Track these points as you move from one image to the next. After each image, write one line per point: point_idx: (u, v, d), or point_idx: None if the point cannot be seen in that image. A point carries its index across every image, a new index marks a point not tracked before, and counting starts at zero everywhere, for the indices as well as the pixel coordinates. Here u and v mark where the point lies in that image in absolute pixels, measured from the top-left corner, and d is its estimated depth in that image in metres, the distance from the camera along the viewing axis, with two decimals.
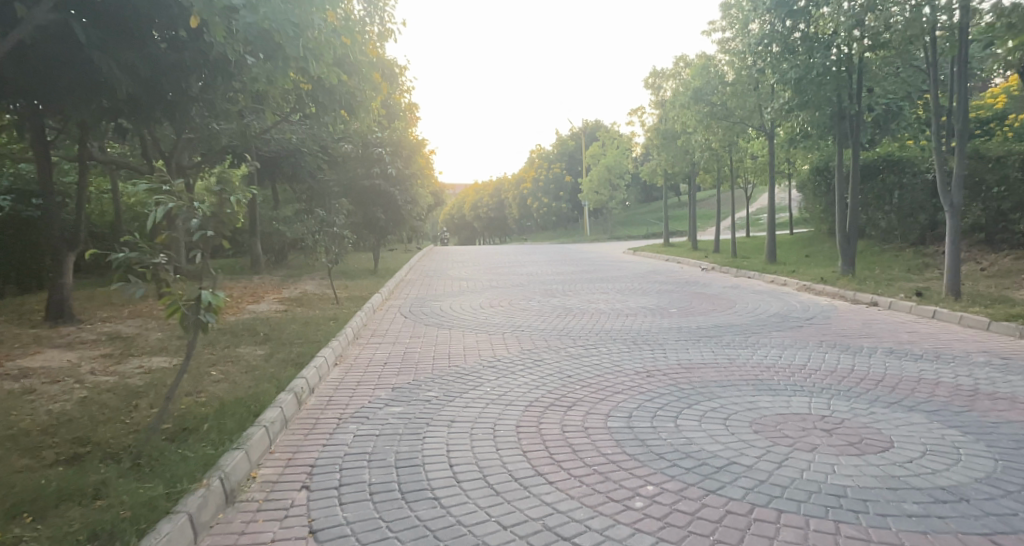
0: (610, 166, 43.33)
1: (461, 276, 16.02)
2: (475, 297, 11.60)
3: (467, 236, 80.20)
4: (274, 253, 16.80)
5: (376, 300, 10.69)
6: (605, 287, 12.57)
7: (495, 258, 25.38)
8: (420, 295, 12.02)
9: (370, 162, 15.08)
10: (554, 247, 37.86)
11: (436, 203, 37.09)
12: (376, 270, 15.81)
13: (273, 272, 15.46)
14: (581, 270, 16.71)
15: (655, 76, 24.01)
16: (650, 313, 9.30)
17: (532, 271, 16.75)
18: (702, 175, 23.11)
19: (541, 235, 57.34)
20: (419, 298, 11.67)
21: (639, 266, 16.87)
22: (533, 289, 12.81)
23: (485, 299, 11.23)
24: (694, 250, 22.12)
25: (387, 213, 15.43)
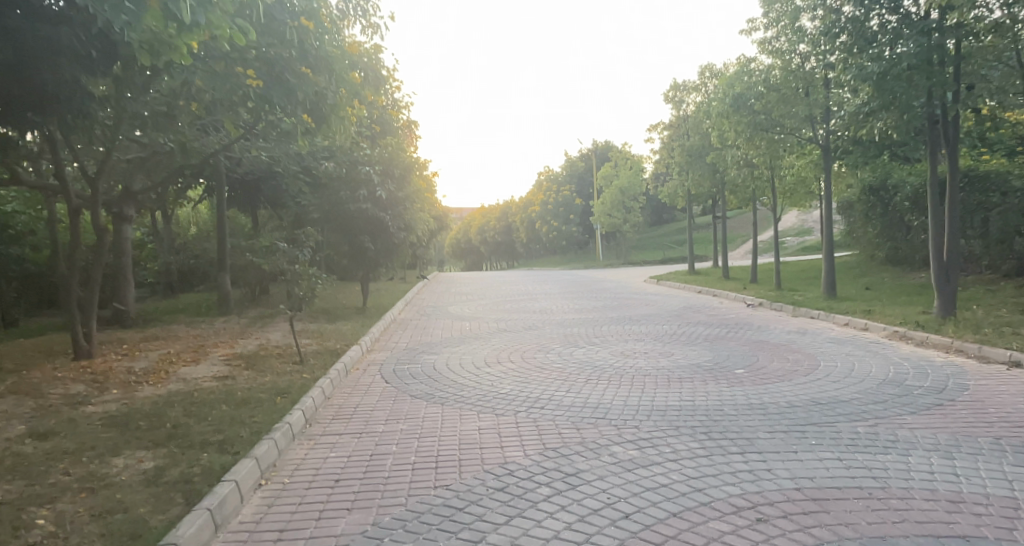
0: (622, 189, 41.45)
1: (462, 314, 13.83)
2: (479, 348, 9.35)
3: (474, 261, 78.34)
4: (249, 289, 14.64)
5: (352, 355, 8.43)
6: (639, 333, 10.25)
7: (504, 289, 23.15)
8: (410, 345, 9.79)
9: (356, 181, 12.92)
10: (565, 274, 35.65)
11: (439, 228, 35.11)
12: (364, 308, 13.59)
13: (244, 312, 13.27)
14: (600, 306, 14.44)
15: (676, 89, 21.96)
16: (710, 378, 6.99)
17: (546, 308, 14.46)
18: (732, 195, 20.94)
19: (550, 260, 55.19)
20: (408, 349, 9.39)
21: (669, 302, 14.54)
22: (550, 334, 10.52)
23: (490, 352, 8.95)
24: (725, 279, 19.84)
25: (376, 241, 13.27)
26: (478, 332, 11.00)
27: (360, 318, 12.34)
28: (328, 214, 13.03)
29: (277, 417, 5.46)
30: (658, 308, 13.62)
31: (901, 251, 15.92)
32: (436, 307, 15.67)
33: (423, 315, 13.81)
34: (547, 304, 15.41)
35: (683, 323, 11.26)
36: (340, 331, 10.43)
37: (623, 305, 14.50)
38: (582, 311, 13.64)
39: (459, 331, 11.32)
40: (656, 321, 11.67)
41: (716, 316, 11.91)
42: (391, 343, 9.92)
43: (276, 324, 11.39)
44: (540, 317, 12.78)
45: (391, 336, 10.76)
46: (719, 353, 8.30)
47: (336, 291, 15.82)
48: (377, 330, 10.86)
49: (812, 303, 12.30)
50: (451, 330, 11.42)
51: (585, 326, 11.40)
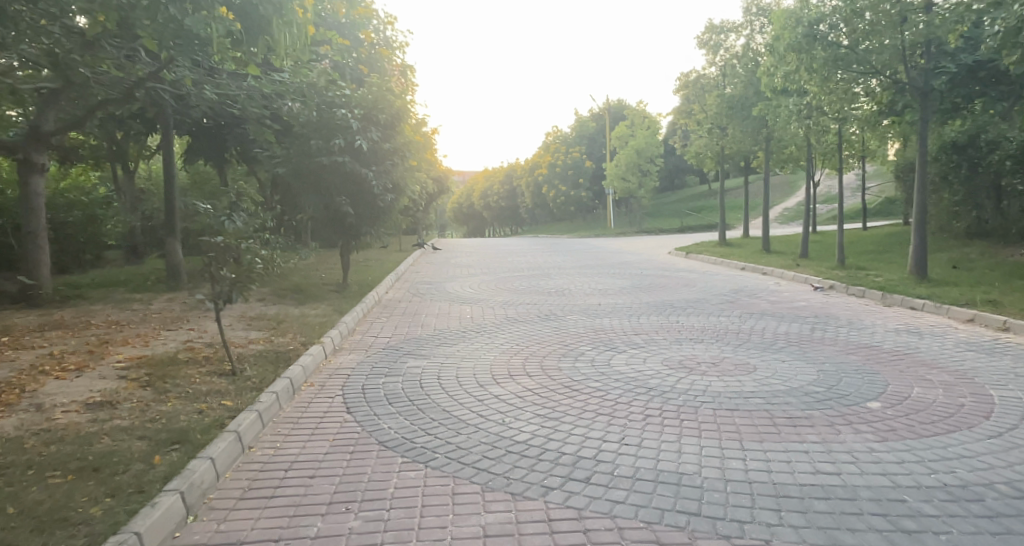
0: (638, 150, 39.01)
1: (464, 295, 11.49)
2: (483, 350, 6.94)
3: (478, 227, 76.01)
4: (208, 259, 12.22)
5: (318, 352, 6.02)
6: (694, 329, 7.87)
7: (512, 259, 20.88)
8: (394, 340, 7.46)
9: (330, 129, 10.38)
10: (575, 242, 33.35)
11: (439, 191, 32.64)
12: (345, 285, 11.25)
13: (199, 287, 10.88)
14: (631, 287, 12.05)
15: (712, 31, 19.88)
16: (835, 417, 4.57)
17: (565, 288, 12.16)
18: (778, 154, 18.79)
19: (558, 227, 52.82)
20: (389, 347, 7.01)
21: (715, 283, 12.09)
22: (577, 327, 8.17)
23: (496, 358, 6.53)
24: (764, 253, 17.47)
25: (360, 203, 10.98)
26: (483, 324, 8.64)
27: (338, 297, 10.03)
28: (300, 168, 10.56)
29: (121, 513, 3.07)
30: (704, 291, 11.16)
31: (988, 222, 14.23)
32: (432, 286, 13.37)
33: (417, 296, 11.52)
34: (563, 284, 13.09)
35: (747, 315, 8.80)
36: (308, 319, 7.82)
37: (659, 286, 12.07)
38: (608, 293, 11.26)
39: (457, 321, 8.97)
40: (710, 311, 9.21)
41: (783, 306, 9.47)
42: (369, 337, 7.57)
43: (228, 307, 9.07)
44: (560, 301, 10.48)
45: (370, 325, 8.40)
46: (821, 369, 5.89)
47: (316, 263, 13.46)
48: (355, 316, 8.50)
49: (901, 288, 9.87)
50: (450, 319, 9.09)
51: (617, 317, 9.00)
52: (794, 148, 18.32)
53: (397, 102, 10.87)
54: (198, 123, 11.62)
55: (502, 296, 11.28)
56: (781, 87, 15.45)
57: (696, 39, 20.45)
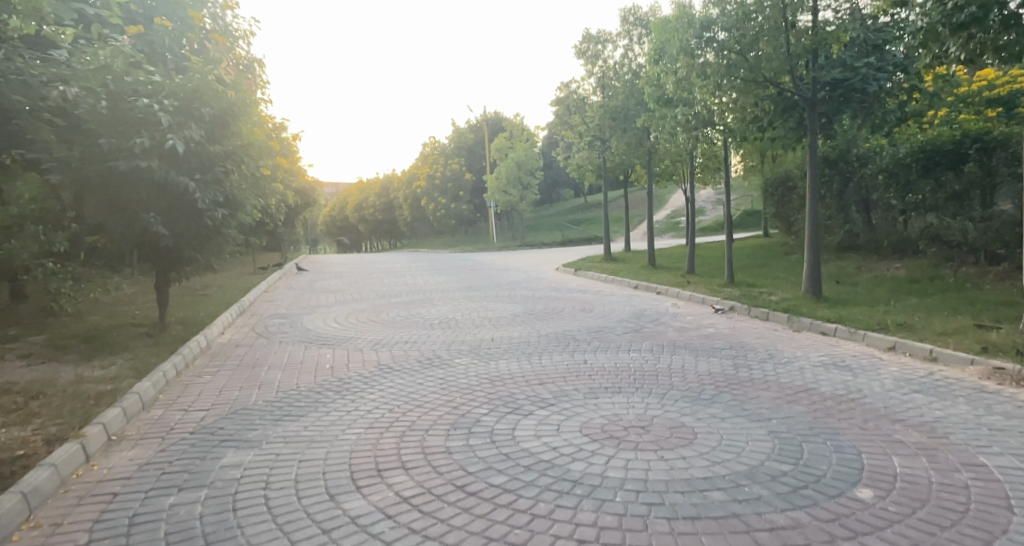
0: (520, 162, 38.57)
1: (327, 340, 9.66)
2: (339, 443, 5.18)
3: (352, 242, 72.75)
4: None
5: (74, 451, 4.68)
6: (606, 381, 6.59)
7: (389, 280, 19.10)
8: (215, 431, 5.53)
9: (134, 125, 8.90)
10: (458, 257, 32.03)
11: (305, 204, 30.05)
12: (173, 345, 9.03)
13: None
14: (522, 321, 10.73)
15: (589, 41, 19.30)
16: (830, 523, 3.33)
17: (454, 323, 10.80)
18: (661, 166, 18.50)
19: (438, 241, 51.31)
20: (211, 450, 5.11)
21: (612, 312, 11.10)
22: (471, 387, 6.65)
23: (355, 458, 4.81)
24: (652, 271, 16.99)
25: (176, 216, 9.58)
26: (331, 391, 6.77)
27: (159, 364, 7.86)
28: (96, 175, 8.94)
29: None
30: (601, 324, 10.05)
31: (858, 236, 14.09)
32: (281, 324, 11.21)
33: (257, 345, 9.42)
34: (439, 318, 11.40)
35: (660, 354, 7.78)
36: (77, 402, 6.02)
37: (553, 318, 10.85)
38: (495, 332, 9.79)
39: (306, 384, 7.14)
40: (617, 351, 8.09)
41: (693, 339, 8.52)
42: (183, 427, 5.67)
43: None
44: (452, 342, 9.14)
45: (185, 402, 6.44)
46: (771, 432, 4.77)
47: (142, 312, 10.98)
48: (149, 385, 6.64)
49: (807, 308, 9.22)
50: (293, 382, 7.26)
51: (509, 368, 7.55)
52: (678, 161, 18.01)
53: (220, 95, 9.50)
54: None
55: (357, 343, 9.39)
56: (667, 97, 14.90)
57: (574, 48, 19.71)
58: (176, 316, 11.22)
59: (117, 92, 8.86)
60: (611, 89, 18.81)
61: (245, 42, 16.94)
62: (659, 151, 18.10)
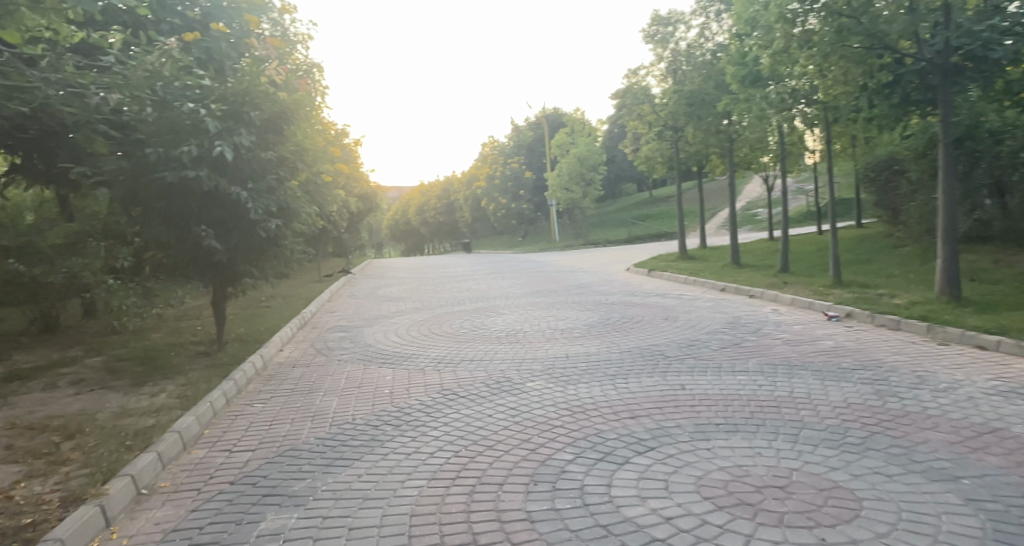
0: (582, 157, 37.66)
1: (389, 360, 8.86)
2: (397, 508, 4.23)
3: (415, 245, 73.45)
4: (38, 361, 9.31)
5: (93, 513, 4.15)
6: (717, 416, 5.46)
7: (455, 285, 18.41)
8: (258, 490, 4.72)
9: (183, 131, 8.35)
10: (522, 258, 31.26)
11: (368, 208, 29.95)
12: (227, 367, 8.43)
13: (21, 384, 7.88)
14: (601, 334, 9.63)
15: (659, 23, 18.00)
16: None
17: (526, 335, 9.86)
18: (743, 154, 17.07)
19: (501, 241, 50.74)
20: (252, 512, 4.33)
21: (703, 321, 9.84)
22: (555, 425, 5.65)
23: (415, 534, 3.86)
24: (738, 270, 15.61)
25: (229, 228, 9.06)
26: (389, 431, 5.86)
27: (210, 390, 7.25)
28: (146, 187, 8.41)
29: None
30: (694, 337, 8.83)
31: (992, 223, 12.47)
32: (338, 341, 10.44)
33: (315, 367, 8.68)
34: (506, 332, 10.39)
35: (775, 377, 6.56)
36: (111, 444, 5.45)
37: (638, 330, 9.70)
38: (571, 348, 8.75)
39: (363, 419, 6.28)
40: (719, 373, 6.91)
41: (811, 357, 7.24)
42: (222, 482, 4.90)
43: (34, 423, 6.22)
44: (527, 360, 8.16)
45: (230, 445, 5.71)
46: (970, 501, 3.55)
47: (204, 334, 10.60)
48: (191, 421, 6.01)
49: (948, 314, 7.76)
50: (347, 415, 6.44)
51: (595, 396, 6.49)
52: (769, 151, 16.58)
53: (271, 99, 8.89)
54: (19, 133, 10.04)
55: (415, 365, 8.44)
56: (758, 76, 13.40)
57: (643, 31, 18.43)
58: (236, 332, 10.73)
59: (167, 98, 8.38)
60: (685, 74, 17.50)
61: (303, 46, 16.51)
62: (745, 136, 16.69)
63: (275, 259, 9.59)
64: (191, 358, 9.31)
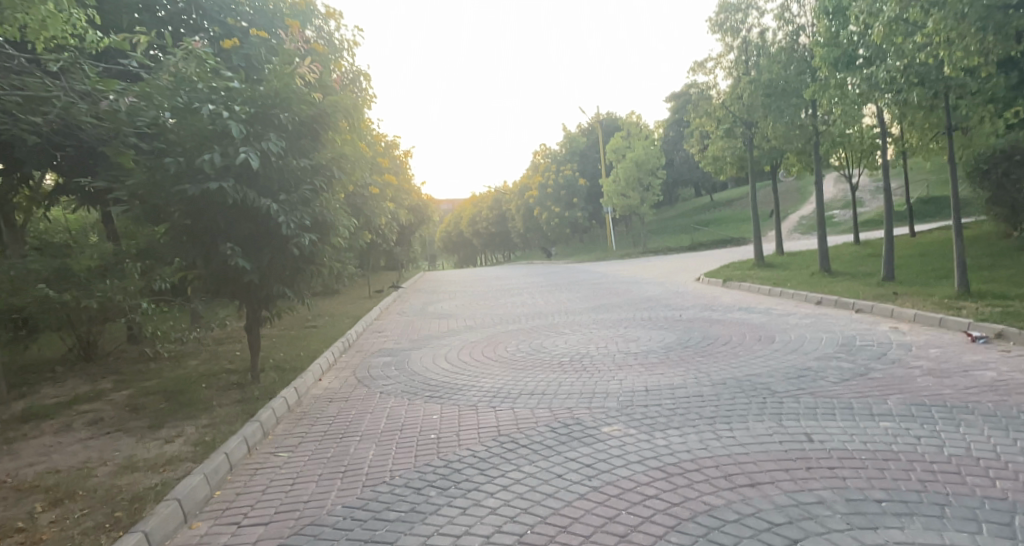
0: (639, 162, 36.03)
1: (439, 393, 7.70)
2: None
3: (467, 256, 72.98)
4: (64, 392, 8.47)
5: None
6: (878, 492, 4.03)
7: (511, 300, 17.26)
8: None
9: (206, 138, 7.30)
10: (576, 268, 29.98)
11: (418, 219, 29.25)
12: (257, 402, 7.41)
13: (31, 424, 7.00)
14: (687, 360, 8.18)
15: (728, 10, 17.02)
16: None
17: (599, 362, 8.57)
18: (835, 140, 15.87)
19: (555, 251, 49.49)
20: None
21: (810, 345, 8.28)
22: (651, 496, 4.32)
23: None
24: (828, 281, 13.91)
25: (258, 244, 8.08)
26: (434, 499, 4.61)
27: (232, 434, 6.19)
28: (166, 202, 7.39)
29: None
30: (805, 366, 7.30)
31: None
32: (383, 368, 9.32)
33: (354, 402, 7.56)
34: (571, 357, 9.06)
35: (934, 426, 5.03)
36: (96, 518, 4.37)
37: (731, 355, 8.20)
38: (654, 380, 7.36)
39: (403, 478, 5.06)
40: (855, 418, 5.42)
41: (973, 397, 5.65)
42: None
43: (23, 480, 5.24)
44: (605, 396, 6.87)
45: (239, 517, 4.57)
46: None
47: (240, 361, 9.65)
48: (198, 482, 4.91)
49: None
50: (385, 470, 5.24)
51: (694, 448, 5.10)
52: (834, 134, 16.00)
53: (304, 99, 7.85)
54: (50, 148, 9.36)
55: (468, 400, 7.20)
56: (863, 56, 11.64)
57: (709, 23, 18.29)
58: (274, 359, 9.76)
59: (190, 101, 7.39)
60: (760, 62, 16.09)
61: (348, 52, 15.67)
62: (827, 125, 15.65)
63: (312, 279, 8.59)
64: (223, 391, 8.35)
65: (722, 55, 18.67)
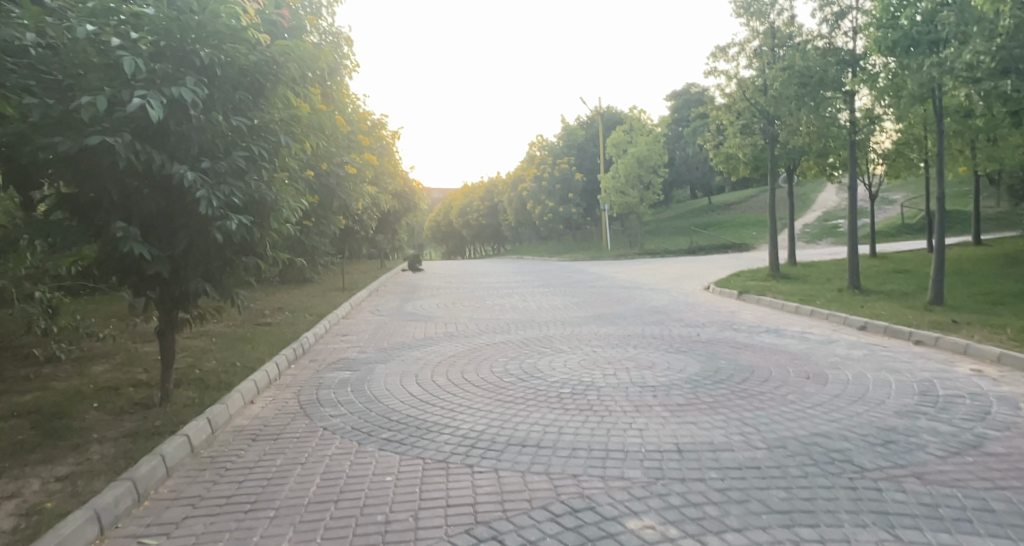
0: (640, 158, 34.27)
1: (400, 435, 5.81)
2: None
3: (454, 248, 70.97)
4: None
5: None
6: None
7: (501, 302, 15.42)
8: None
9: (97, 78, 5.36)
10: (570, 268, 28.22)
11: (405, 207, 27.35)
12: (156, 436, 5.50)
13: None
14: (722, 405, 6.34)
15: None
16: None
17: (611, 400, 6.74)
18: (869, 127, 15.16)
19: (546, 247, 47.66)
20: None
21: (878, 392, 6.47)
22: None
23: None
24: (864, 301, 12.18)
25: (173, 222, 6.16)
26: None
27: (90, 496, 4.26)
28: (38, 160, 5.43)
29: None
30: (887, 426, 5.46)
31: None
32: (335, 391, 7.36)
33: (285, 444, 5.64)
34: (571, 392, 7.20)
35: None
36: None
37: (779, 401, 6.36)
38: (685, 435, 5.50)
39: None
40: (1014, 537, 3.58)
41: None
42: None
43: None
44: (626, 459, 5.02)
45: None
46: None
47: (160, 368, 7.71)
48: None
49: None
50: None
51: None
52: (872, 118, 14.83)
53: (239, 41, 6.05)
54: None
55: (435, 454, 5.33)
56: (939, 39, 10.44)
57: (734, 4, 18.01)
58: (201, 368, 7.76)
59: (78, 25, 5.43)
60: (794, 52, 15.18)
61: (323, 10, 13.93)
62: (859, 124, 14.78)
63: (243, 273, 6.62)
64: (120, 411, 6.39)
65: (746, 42, 18.01)
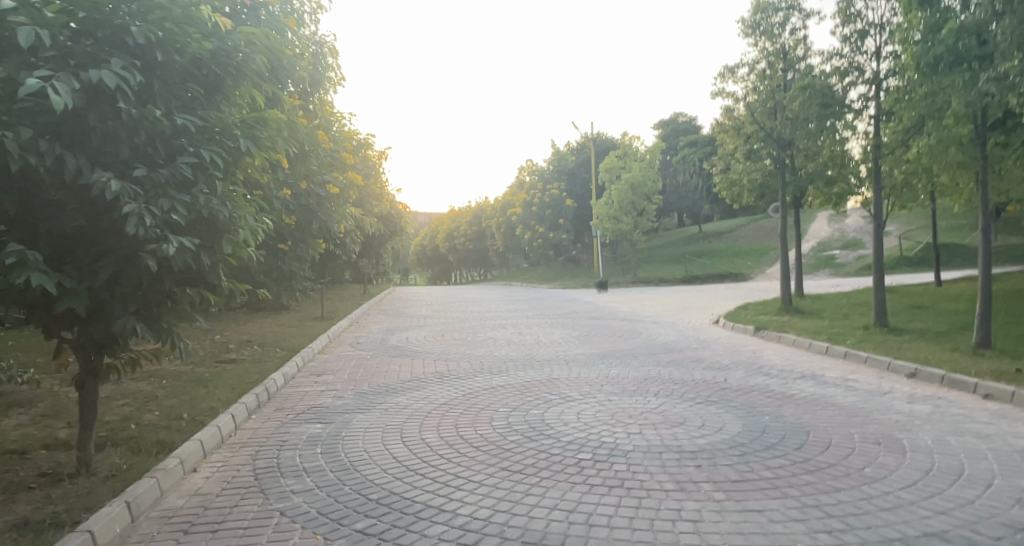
0: (635, 184, 33.31)
1: (381, 527, 4.44)
2: None
3: (439, 272, 69.48)
4: None
5: None
6: None
7: (494, 335, 14.10)
8: None
9: None
10: (561, 296, 26.95)
11: (389, 230, 26.00)
12: (56, 529, 4.09)
13: None
14: (789, 484, 5.07)
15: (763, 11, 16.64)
16: None
17: (646, 472, 5.43)
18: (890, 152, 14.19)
19: (535, 273, 46.40)
20: None
21: (977, 468, 5.25)
22: None
23: None
24: (898, 342, 11.03)
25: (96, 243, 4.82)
26: None
27: None
28: None
29: None
30: (1017, 523, 4.24)
31: None
32: (302, 453, 5.93)
33: (229, 539, 4.25)
34: (594, 458, 5.86)
35: None
36: None
37: (859, 480, 5.11)
38: (759, 534, 4.21)
39: None
40: None
41: None
42: None
43: None
44: None
45: None
46: None
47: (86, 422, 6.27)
48: None
49: None
50: None
51: None
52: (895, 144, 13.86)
53: (190, 23, 4.86)
54: None
55: None
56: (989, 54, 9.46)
57: (741, 22, 17.14)
58: (137, 422, 6.33)
59: None
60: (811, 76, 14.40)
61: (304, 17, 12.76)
62: (882, 149, 13.78)
63: (186, 309, 5.26)
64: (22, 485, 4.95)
65: (754, 62, 17.08)
